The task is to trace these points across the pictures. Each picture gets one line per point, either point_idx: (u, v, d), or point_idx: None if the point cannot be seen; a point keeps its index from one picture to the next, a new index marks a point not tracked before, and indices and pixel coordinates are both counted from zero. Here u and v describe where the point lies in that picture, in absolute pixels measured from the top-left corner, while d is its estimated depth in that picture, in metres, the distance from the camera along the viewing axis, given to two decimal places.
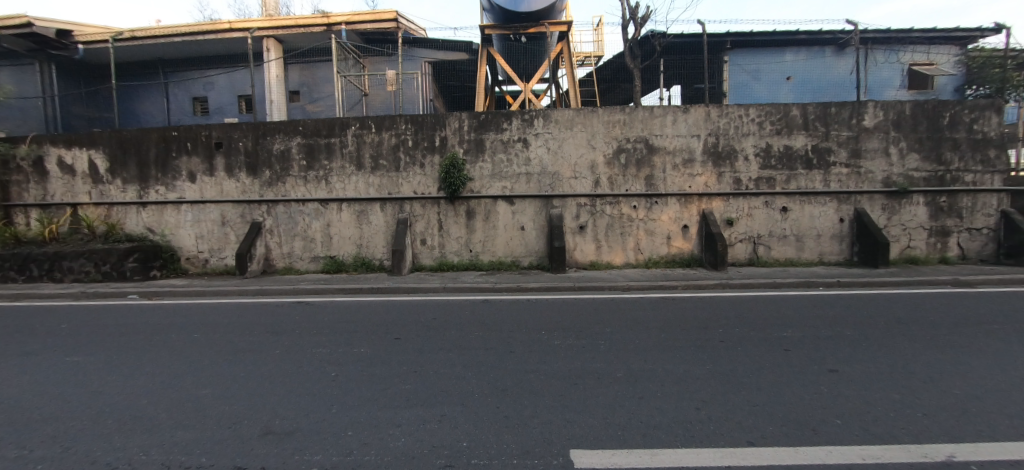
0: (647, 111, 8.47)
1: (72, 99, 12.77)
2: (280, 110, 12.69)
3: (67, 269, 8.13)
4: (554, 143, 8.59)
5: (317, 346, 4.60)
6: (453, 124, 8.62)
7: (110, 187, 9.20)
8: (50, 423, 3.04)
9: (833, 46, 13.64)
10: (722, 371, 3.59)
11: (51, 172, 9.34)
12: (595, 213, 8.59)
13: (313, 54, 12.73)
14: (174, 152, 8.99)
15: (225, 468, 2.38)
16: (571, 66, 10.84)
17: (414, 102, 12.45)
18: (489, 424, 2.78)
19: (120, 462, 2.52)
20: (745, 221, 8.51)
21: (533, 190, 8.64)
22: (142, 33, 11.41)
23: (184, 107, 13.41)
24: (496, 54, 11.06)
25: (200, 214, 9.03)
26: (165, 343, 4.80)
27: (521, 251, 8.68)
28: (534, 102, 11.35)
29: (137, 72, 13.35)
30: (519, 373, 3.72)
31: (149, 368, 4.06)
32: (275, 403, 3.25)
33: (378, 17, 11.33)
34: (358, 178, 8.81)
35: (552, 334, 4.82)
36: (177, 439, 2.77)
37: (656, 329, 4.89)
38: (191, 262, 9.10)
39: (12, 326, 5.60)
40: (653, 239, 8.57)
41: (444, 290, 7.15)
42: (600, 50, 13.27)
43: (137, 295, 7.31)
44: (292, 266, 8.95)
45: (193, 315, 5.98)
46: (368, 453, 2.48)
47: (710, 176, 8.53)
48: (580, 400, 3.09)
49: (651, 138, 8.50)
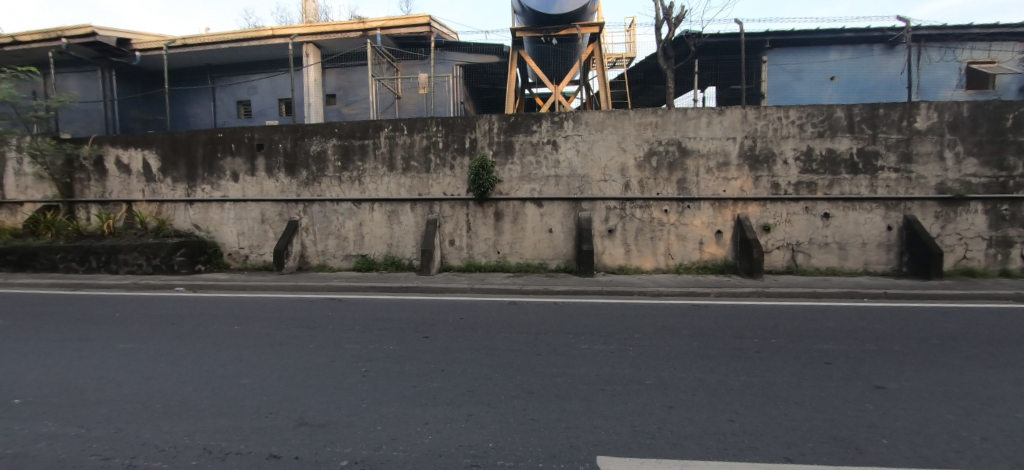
0: (680, 112, 8.27)
1: (129, 103, 13.69)
2: (317, 113, 13.19)
3: (122, 261, 8.72)
4: (584, 145, 8.52)
5: (349, 341, 4.73)
6: (483, 127, 8.69)
7: (161, 185, 9.80)
8: (105, 405, 3.25)
9: (882, 44, 12.91)
10: (757, 382, 3.46)
11: (109, 170, 10.03)
12: (624, 217, 8.44)
13: (349, 59, 13.15)
14: (219, 152, 9.48)
15: (261, 456, 2.48)
16: (603, 68, 10.70)
17: (445, 104, 12.65)
18: (516, 425, 2.78)
19: (167, 444, 2.66)
20: (784, 228, 8.16)
21: (562, 193, 8.60)
22: (193, 41, 12.11)
23: (230, 110, 14.13)
24: (527, 56, 11.06)
25: (242, 212, 9.47)
26: (208, 333, 5.06)
27: (549, 253, 8.64)
28: (564, 105, 11.28)
29: (188, 77, 14.17)
30: (546, 376, 3.69)
31: (194, 357, 4.29)
32: (308, 396, 3.35)
33: (411, 21, 11.55)
34: (390, 179, 9.01)
35: (579, 338, 4.76)
36: (218, 425, 2.90)
37: (688, 337, 4.77)
38: (232, 257, 9.55)
39: (72, 313, 6.04)
40: (685, 245, 8.34)
41: (471, 290, 7.21)
42: (632, 51, 13.08)
43: (184, 287, 7.74)
44: (325, 263, 9.23)
45: (234, 308, 6.27)
46: (397, 448, 2.52)
47: (746, 180, 8.23)
48: (608, 406, 3.04)
49: (684, 141, 8.29)
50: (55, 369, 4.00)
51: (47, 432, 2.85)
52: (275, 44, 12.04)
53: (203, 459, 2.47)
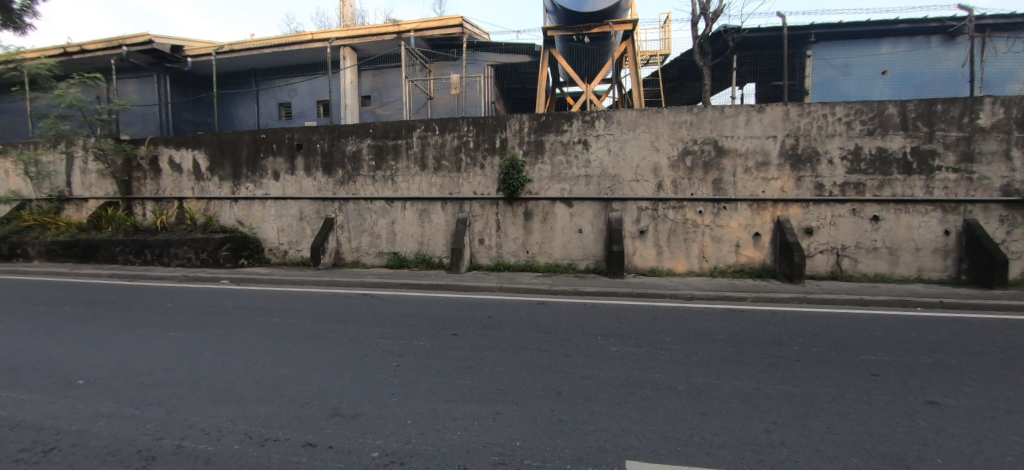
0: (717, 110, 8.00)
1: (181, 106, 14.56)
2: (353, 114, 13.61)
3: (173, 255, 9.29)
4: (616, 145, 8.38)
5: (381, 336, 4.85)
6: (514, 126, 8.71)
7: (209, 183, 10.37)
8: (157, 388, 3.46)
9: (940, 36, 12.03)
10: (799, 392, 3.29)
11: (163, 169, 10.71)
12: (657, 218, 8.24)
13: (383, 61, 13.48)
14: (262, 152, 9.94)
15: (297, 444, 2.57)
16: (636, 66, 10.49)
17: (476, 104, 12.75)
18: (543, 426, 2.76)
19: (211, 428, 2.81)
20: (828, 231, 7.74)
21: (592, 193, 8.50)
22: (238, 46, 12.73)
23: (271, 112, 14.77)
24: (558, 55, 11.00)
25: (282, 209, 9.88)
26: (251, 324, 5.31)
27: (578, 254, 8.55)
28: (596, 103, 11.14)
29: (234, 81, 14.92)
30: (575, 378, 3.65)
31: (237, 346, 4.51)
32: (342, 388, 3.45)
33: (444, 23, 11.72)
34: (422, 179, 9.17)
35: (609, 340, 4.69)
36: (258, 412, 3.03)
37: (725, 343, 4.59)
38: (272, 253, 9.97)
39: (129, 302, 6.50)
40: (720, 247, 8.06)
41: (500, 289, 7.23)
42: (666, 48, 12.78)
43: (228, 280, 8.17)
44: (359, 260, 9.50)
45: (275, 301, 6.56)
46: (425, 443, 2.56)
47: (787, 180, 7.87)
48: (639, 411, 2.97)
49: (721, 141, 8.01)
50: (115, 353, 4.31)
51: (107, 412, 3.07)
52: (314, 48, 12.51)
53: (244, 444, 2.59)
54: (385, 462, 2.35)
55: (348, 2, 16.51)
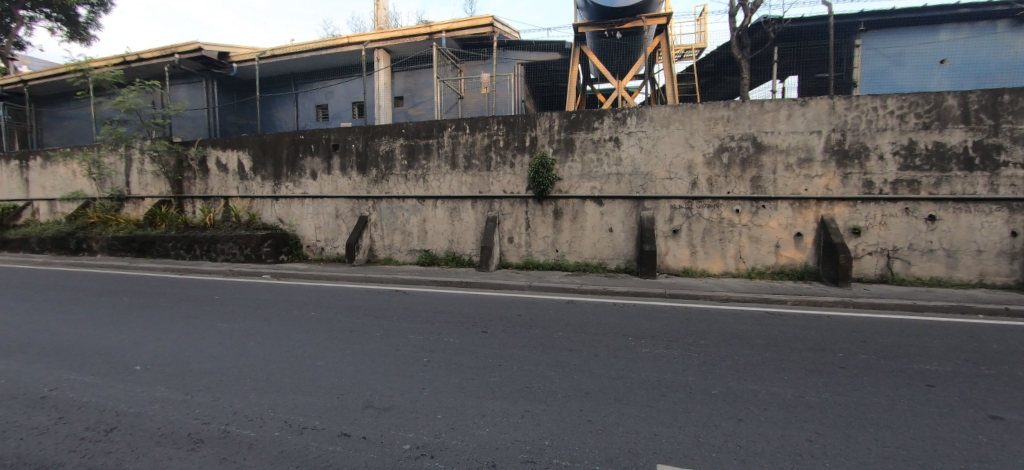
0: (757, 105, 7.68)
1: (227, 109, 15.36)
2: (386, 115, 13.95)
3: (220, 250, 9.84)
4: (648, 142, 8.20)
5: (413, 332, 4.94)
6: (544, 125, 8.67)
7: (252, 183, 10.89)
8: (205, 376, 3.68)
9: (1008, 21, 11.07)
10: (843, 401, 3.11)
11: (211, 169, 11.33)
12: (691, 217, 8.01)
13: (415, 62, 13.73)
14: (301, 153, 10.35)
15: (333, 433, 2.66)
16: (670, 60, 10.20)
17: (506, 103, 12.78)
18: (571, 425, 2.75)
19: (254, 415, 2.95)
20: (877, 231, 7.29)
21: (624, 191, 8.35)
22: (279, 51, 13.20)
23: (309, 114, 15.35)
24: (589, 52, 10.85)
25: (319, 207, 10.25)
26: (291, 318, 5.56)
27: (609, 253, 8.43)
28: (628, 100, 10.93)
29: (275, 85, 15.59)
30: (605, 378, 3.60)
31: (277, 338, 4.73)
32: (375, 381, 3.55)
33: (474, 23, 11.77)
34: (452, 177, 9.29)
35: (640, 341, 4.59)
36: (296, 402, 3.16)
37: (763, 347, 4.41)
38: (310, 249, 10.36)
39: (182, 294, 6.93)
40: (758, 248, 7.74)
41: (529, 288, 7.23)
42: (702, 41, 12.35)
43: (269, 275, 8.57)
44: (392, 257, 9.73)
45: (313, 296, 6.82)
46: (455, 437, 2.60)
47: (832, 178, 7.46)
48: (671, 414, 2.90)
49: (760, 136, 7.69)
50: (169, 342, 4.61)
51: (162, 396, 3.29)
52: (349, 51, 12.88)
53: (284, 432, 2.71)
54: (416, 454, 2.40)
55: (382, 6, 16.89)
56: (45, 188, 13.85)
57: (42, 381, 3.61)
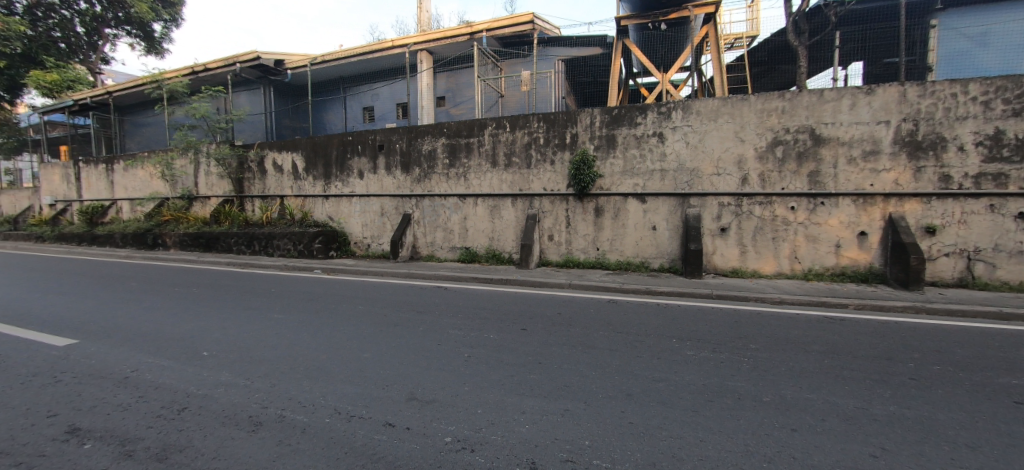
0: (816, 94, 7.16)
1: (282, 113, 16.32)
2: (428, 115, 14.28)
3: (276, 246, 10.52)
4: (694, 137, 7.89)
5: (454, 328, 5.04)
6: (585, 121, 8.55)
7: (304, 183, 11.52)
8: (264, 363, 3.95)
9: None
10: (915, 415, 2.85)
11: (268, 170, 12.09)
12: (741, 214, 7.63)
13: (456, 62, 13.95)
14: (349, 153, 10.81)
15: (379, 423, 2.77)
16: (719, 50, 9.74)
17: (546, 101, 12.73)
18: (612, 426, 2.71)
19: (306, 402, 3.13)
20: (956, 230, 6.61)
21: (668, 188, 8.08)
22: (329, 57, 13.77)
23: (356, 116, 16.02)
24: (632, 45, 10.58)
25: (366, 205, 10.67)
26: (341, 311, 5.84)
27: (652, 252, 8.19)
28: (673, 94, 10.54)
29: (325, 89, 16.37)
30: (648, 380, 3.50)
31: (327, 330, 4.98)
32: (418, 374, 3.65)
33: (516, 21, 11.53)
34: (493, 175, 9.37)
35: (685, 343, 4.43)
36: (344, 391, 3.32)
37: (822, 353, 4.13)
38: (357, 246, 10.82)
39: (243, 287, 7.46)
40: (816, 247, 7.25)
41: (569, 286, 7.17)
42: (754, 29, 11.70)
43: (320, 270, 9.05)
44: (433, 254, 9.98)
45: (361, 291, 7.13)
46: (494, 432, 2.63)
47: (901, 172, 6.85)
48: (717, 420, 2.77)
49: (819, 128, 7.19)
50: (233, 330, 4.99)
51: (226, 380, 3.56)
52: (393, 54, 13.27)
53: (334, 418, 2.85)
54: (457, 447, 2.45)
55: (425, 8, 17.28)
56: (127, 189, 15.35)
57: (126, 362, 4.02)
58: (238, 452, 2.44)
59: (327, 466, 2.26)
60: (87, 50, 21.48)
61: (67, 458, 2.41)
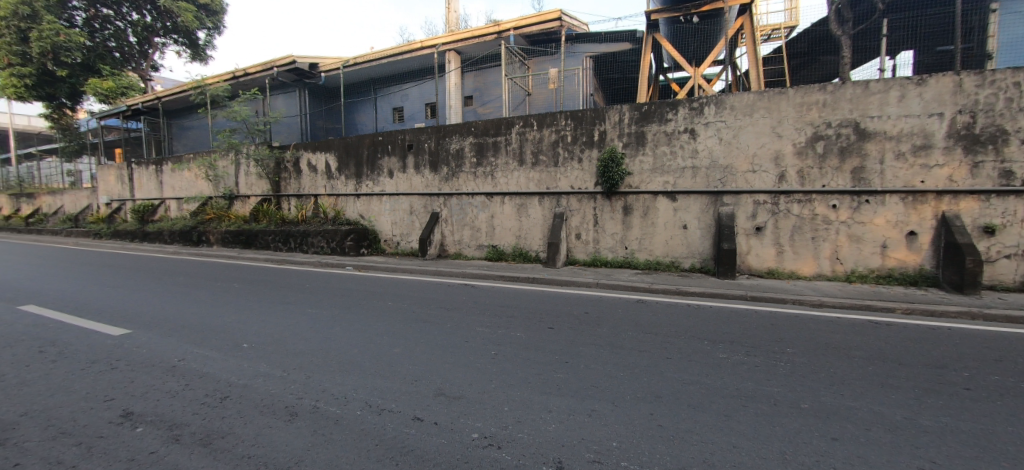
0: (862, 86, 6.79)
1: (316, 115, 16.88)
2: (456, 114, 14.44)
3: (311, 243, 10.93)
4: (728, 133, 7.65)
5: (480, 325, 5.09)
6: (613, 118, 8.42)
7: (337, 182, 11.88)
8: (300, 356, 4.11)
9: None
10: (970, 428, 2.66)
11: (303, 170, 12.54)
12: (778, 213, 7.33)
13: (484, 62, 14.02)
14: (380, 153, 11.07)
15: (408, 417, 2.83)
16: (754, 43, 9.37)
17: (574, 98, 12.62)
18: (640, 428, 2.66)
19: (338, 394, 3.23)
20: (1019, 230, 6.13)
21: (700, 186, 7.86)
22: (361, 59, 14.16)
23: (386, 116, 16.36)
24: (662, 39, 10.34)
25: (395, 204, 10.90)
26: (373, 306, 6.00)
27: (682, 251, 7.99)
28: (706, 88, 10.22)
29: (357, 90, 16.80)
30: (679, 383, 3.42)
31: (358, 325, 5.13)
32: (446, 370, 3.71)
33: (543, 18, 11.49)
34: (520, 174, 9.38)
35: (717, 346, 4.30)
36: (374, 385, 3.41)
37: (866, 360, 3.92)
38: (387, 243, 11.07)
39: (280, 282, 7.79)
40: (860, 248, 6.88)
41: (596, 286, 7.09)
42: (793, 19, 11.18)
43: (352, 266, 9.33)
44: (461, 252, 10.09)
45: (391, 287, 7.30)
46: (521, 430, 2.63)
47: (956, 168, 6.40)
48: (752, 427, 2.68)
49: (864, 122, 6.82)
50: (271, 324, 5.22)
51: (264, 371, 3.73)
52: (422, 55, 13.47)
53: (365, 411, 2.94)
54: (484, 444, 2.47)
55: (452, 8, 17.43)
56: (174, 189, 16.26)
57: (174, 352, 4.27)
58: (275, 440, 2.55)
59: (358, 457, 2.33)
60: (139, 59, 22.69)
61: (121, 441, 2.58)
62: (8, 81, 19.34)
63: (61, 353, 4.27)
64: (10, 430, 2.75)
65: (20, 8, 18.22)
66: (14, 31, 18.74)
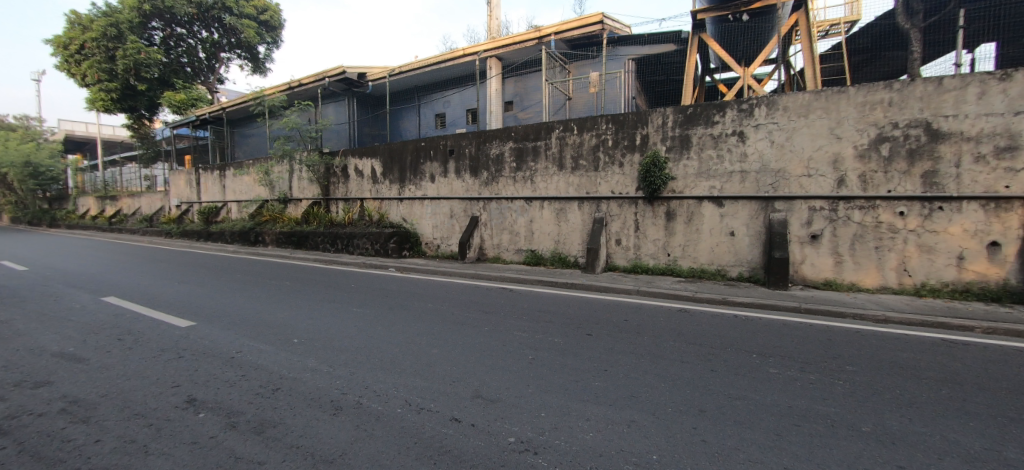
0: (936, 82, 6.23)
1: (363, 122, 17.63)
2: (497, 119, 14.62)
3: (356, 244, 11.43)
4: (781, 135, 7.27)
5: (518, 329, 5.12)
6: (656, 121, 8.22)
7: (381, 186, 12.35)
8: (346, 353, 4.29)
9: None
10: None
11: (350, 175, 13.14)
12: (836, 221, 6.86)
13: (525, 67, 14.12)
14: (422, 158, 11.41)
15: (446, 417, 2.89)
16: (810, 40, 8.86)
17: (615, 101, 12.45)
18: (682, 442, 2.57)
19: (380, 392, 3.34)
20: None
21: (749, 191, 7.52)
22: (405, 67, 14.65)
23: (429, 122, 16.81)
24: (709, 40, 9.99)
25: (437, 207, 11.17)
26: (414, 308, 6.18)
27: (729, 259, 7.65)
28: (757, 89, 9.75)
29: (401, 98, 17.39)
30: (725, 397, 3.27)
31: (401, 325, 5.30)
32: (484, 373, 3.74)
33: (584, 21, 11.43)
34: (560, 178, 9.35)
35: (767, 360, 4.08)
36: (415, 384, 3.50)
37: (938, 381, 3.58)
38: (427, 246, 11.34)
39: (329, 282, 8.18)
40: (931, 259, 6.30)
41: (636, 293, 6.93)
42: (855, 13, 10.44)
43: (394, 268, 9.65)
44: (500, 255, 10.17)
45: (432, 289, 7.48)
46: (559, 437, 2.62)
47: None
48: (806, 449, 2.50)
49: (937, 122, 6.26)
50: (320, 321, 5.50)
51: (313, 366, 3.93)
52: (464, 62, 13.74)
53: (405, 410, 3.02)
54: (521, 448, 2.48)
55: (494, 16, 17.67)
56: (235, 192, 17.51)
57: (233, 345, 4.58)
58: (322, 432, 2.67)
59: (398, 453, 2.39)
60: (207, 73, 24.66)
61: (185, 424, 2.80)
62: (97, 95, 21.65)
63: (137, 341, 4.71)
64: (93, 409, 3.07)
65: (109, 30, 20.59)
66: (103, 51, 21.10)
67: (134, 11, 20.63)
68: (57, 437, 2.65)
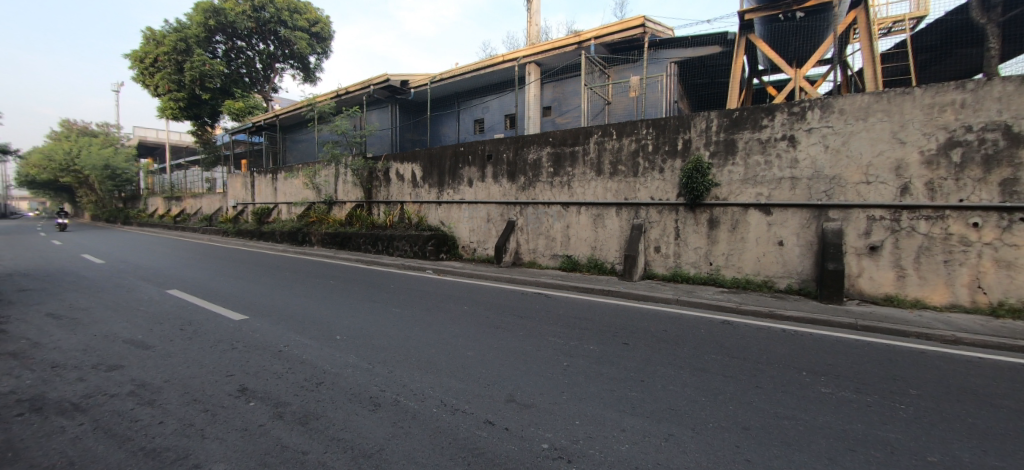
0: (1019, 81, 5.68)
1: (405, 128, 18.21)
2: (534, 125, 14.68)
3: (396, 246, 11.79)
4: (836, 139, 6.86)
5: (553, 335, 5.11)
6: (700, 126, 7.98)
7: (421, 190, 12.69)
8: (387, 351, 4.44)
9: None
10: None
11: (392, 179, 13.60)
12: (899, 231, 6.38)
13: (564, 72, 14.14)
14: (461, 163, 11.65)
15: (480, 420, 2.92)
16: (871, 38, 8.31)
17: (656, 105, 12.19)
18: (723, 460, 2.46)
19: (417, 392, 3.42)
20: None
21: (799, 198, 7.14)
22: (445, 74, 15.02)
23: (468, 127, 17.12)
24: (757, 40, 9.59)
25: (474, 211, 11.34)
26: (452, 310, 6.30)
27: (777, 270, 7.27)
28: (810, 91, 9.26)
29: (442, 104, 17.82)
30: (769, 415, 3.11)
31: (439, 327, 5.40)
32: (520, 378, 3.75)
33: (625, 25, 11.32)
34: (598, 184, 9.25)
35: (819, 379, 3.84)
36: (450, 385, 3.57)
37: (1019, 411, 3.23)
38: (464, 249, 11.52)
39: (371, 282, 8.49)
40: (1011, 276, 5.71)
41: (676, 302, 6.73)
42: (922, 8, 9.69)
43: (432, 270, 9.87)
44: (535, 260, 10.17)
45: (470, 292, 7.60)
46: (593, 447, 2.59)
47: None
48: None
49: (1018, 125, 5.69)
50: (363, 320, 5.72)
51: (354, 363, 4.09)
52: (502, 68, 13.95)
53: (440, 410, 3.09)
54: (554, 456, 2.46)
55: (534, 21, 17.79)
56: (286, 194, 18.55)
57: (282, 339, 4.85)
58: (361, 427, 2.78)
59: (434, 453, 2.44)
60: (263, 82, 26.32)
61: (238, 411, 3.00)
62: (167, 104, 23.63)
63: (196, 331, 5.09)
64: (158, 393, 3.34)
65: (179, 44, 22.48)
66: (173, 63, 22.99)
67: (201, 26, 22.40)
68: (127, 417, 2.91)
